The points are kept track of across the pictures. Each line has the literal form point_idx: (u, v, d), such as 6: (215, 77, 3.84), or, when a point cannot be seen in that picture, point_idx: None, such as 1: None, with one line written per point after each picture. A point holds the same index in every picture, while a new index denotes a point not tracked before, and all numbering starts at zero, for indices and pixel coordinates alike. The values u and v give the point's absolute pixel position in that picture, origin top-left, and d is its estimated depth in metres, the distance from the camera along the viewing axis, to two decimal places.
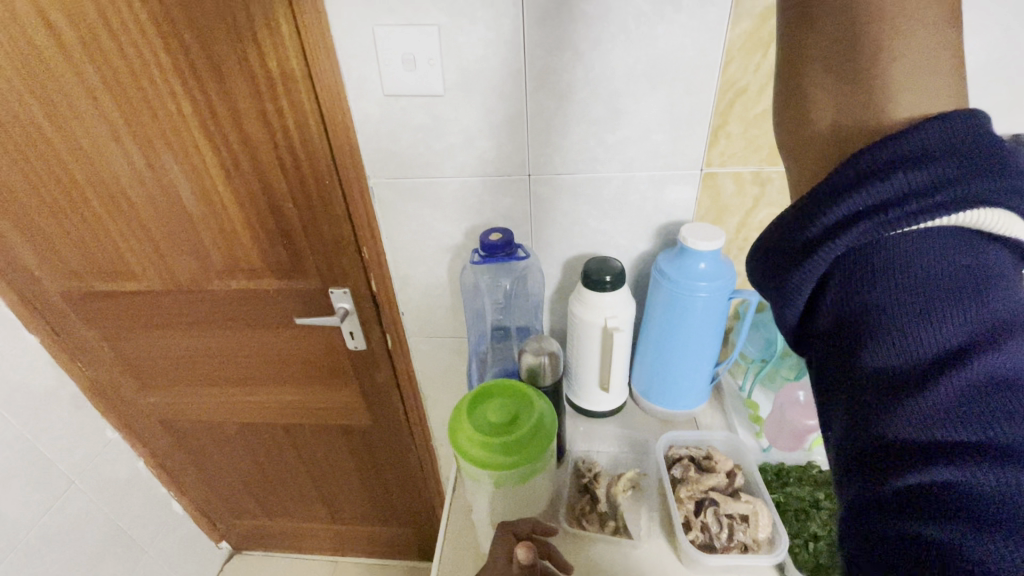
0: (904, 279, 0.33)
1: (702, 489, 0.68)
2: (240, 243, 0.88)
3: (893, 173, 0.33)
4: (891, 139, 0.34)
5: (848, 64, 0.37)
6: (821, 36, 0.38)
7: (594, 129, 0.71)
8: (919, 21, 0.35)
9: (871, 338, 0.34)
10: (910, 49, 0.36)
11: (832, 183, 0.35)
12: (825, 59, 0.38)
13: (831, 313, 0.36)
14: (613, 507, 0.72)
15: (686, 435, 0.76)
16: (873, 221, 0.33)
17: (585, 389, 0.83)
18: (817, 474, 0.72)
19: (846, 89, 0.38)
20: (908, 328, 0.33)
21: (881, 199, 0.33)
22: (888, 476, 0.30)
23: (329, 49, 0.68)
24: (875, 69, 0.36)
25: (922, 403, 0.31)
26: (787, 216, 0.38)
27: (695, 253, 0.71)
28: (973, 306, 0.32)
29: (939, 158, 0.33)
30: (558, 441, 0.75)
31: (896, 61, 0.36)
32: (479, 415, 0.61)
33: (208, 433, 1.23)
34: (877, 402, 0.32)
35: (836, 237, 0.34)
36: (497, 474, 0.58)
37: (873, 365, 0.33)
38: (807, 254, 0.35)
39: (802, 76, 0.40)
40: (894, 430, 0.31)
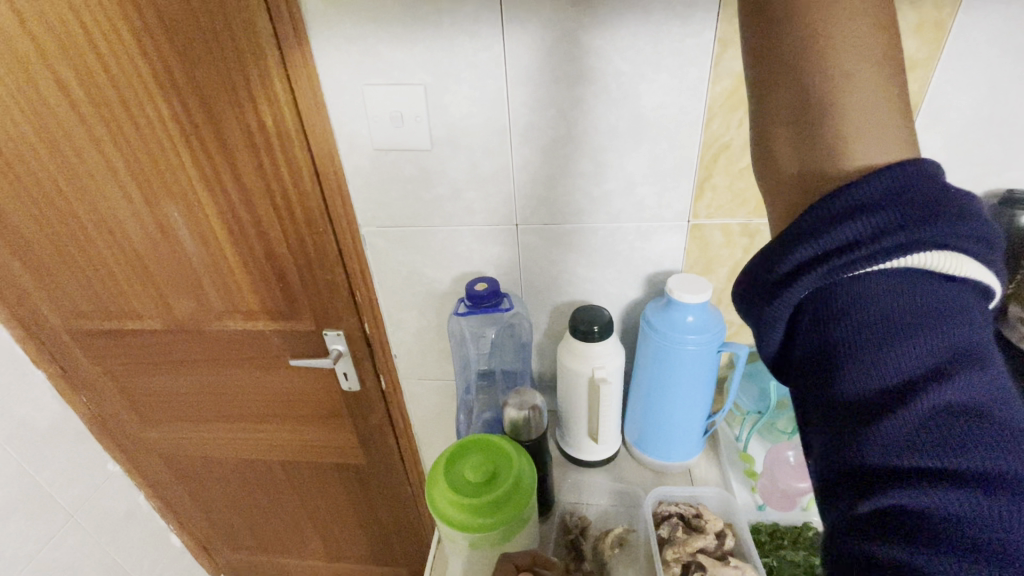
0: (881, 299, 0.31)
1: (690, 552, 0.65)
2: (237, 287, 0.89)
3: (855, 216, 0.31)
4: (854, 179, 0.32)
5: (808, 125, 0.34)
6: (780, 96, 0.35)
7: (579, 182, 0.71)
8: (875, 84, 0.33)
9: (848, 359, 0.31)
10: (875, 113, 0.33)
11: (798, 223, 0.33)
12: (788, 120, 0.35)
13: (803, 340, 0.33)
14: (599, 566, 0.70)
15: (677, 491, 0.74)
16: (835, 265, 0.32)
17: (575, 439, 0.82)
18: (813, 536, 0.69)
19: (808, 154, 0.34)
20: (886, 349, 0.30)
21: (842, 241, 0.31)
22: (866, 504, 0.28)
23: (321, 107, 0.70)
24: (835, 134, 0.33)
25: (900, 429, 0.28)
26: (757, 254, 0.36)
27: (681, 305, 0.71)
28: (948, 329, 0.30)
29: (903, 199, 0.31)
30: (544, 494, 0.74)
31: (859, 125, 0.33)
32: (458, 473, 0.60)
33: (207, 469, 1.23)
34: (849, 430, 0.30)
35: (805, 276, 0.32)
36: (473, 535, 0.57)
37: (846, 392, 0.31)
38: (772, 295, 0.34)
39: (768, 138, 0.36)
40: (866, 460, 0.29)
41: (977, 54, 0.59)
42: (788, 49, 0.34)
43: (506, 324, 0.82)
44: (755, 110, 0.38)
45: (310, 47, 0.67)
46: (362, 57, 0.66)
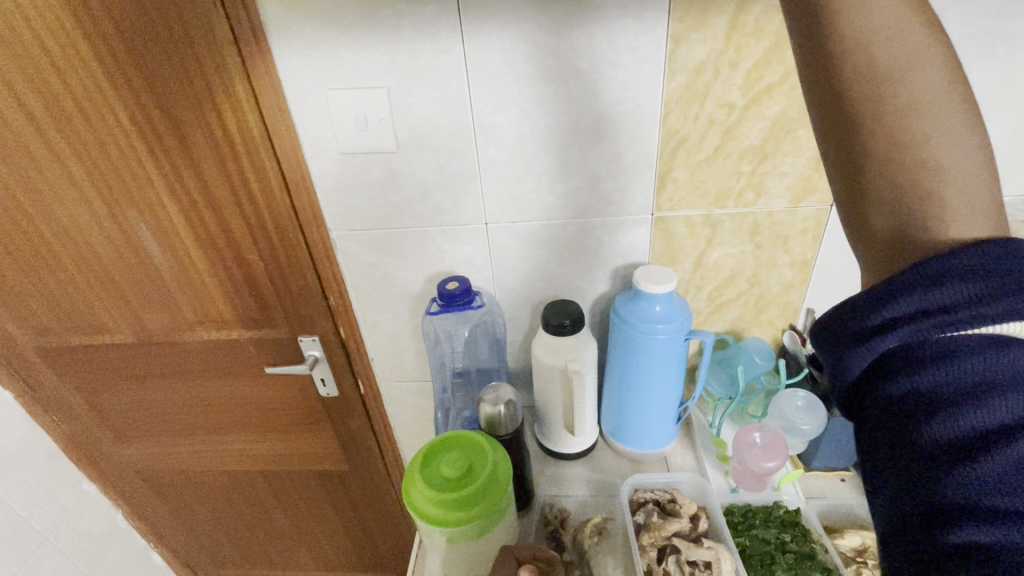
0: (968, 351, 0.30)
1: (666, 535, 0.67)
2: (209, 296, 0.89)
3: (951, 279, 0.31)
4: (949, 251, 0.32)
5: (906, 200, 0.34)
6: (876, 173, 0.34)
7: (545, 179, 0.73)
8: (962, 163, 0.33)
9: (931, 405, 0.31)
10: (966, 196, 0.33)
11: (887, 283, 0.33)
12: (883, 196, 0.34)
13: (884, 384, 0.33)
14: (579, 555, 0.71)
15: (652, 477, 0.76)
16: (929, 324, 0.31)
17: (552, 432, 0.83)
18: (784, 514, 0.71)
19: (909, 226, 0.34)
20: (971, 398, 0.30)
21: (939, 303, 0.31)
22: (942, 541, 0.29)
23: (285, 112, 0.71)
24: (933, 211, 0.33)
25: (982, 475, 0.28)
26: (841, 308, 0.36)
27: (649, 296, 0.73)
28: None
29: (998, 271, 0.31)
30: (524, 487, 0.75)
31: (947, 201, 0.33)
32: (435, 470, 0.61)
33: (187, 483, 1.21)
34: (931, 470, 0.30)
35: (894, 333, 0.32)
36: (450, 529, 0.57)
37: (931, 436, 0.31)
38: (856, 344, 0.34)
39: (861, 211, 0.35)
40: (947, 500, 0.29)
41: None
42: (866, 105, 0.34)
43: (479, 322, 0.84)
44: (832, 169, 0.37)
45: (271, 53, 0.67)
46: (324, 61, 0.67)
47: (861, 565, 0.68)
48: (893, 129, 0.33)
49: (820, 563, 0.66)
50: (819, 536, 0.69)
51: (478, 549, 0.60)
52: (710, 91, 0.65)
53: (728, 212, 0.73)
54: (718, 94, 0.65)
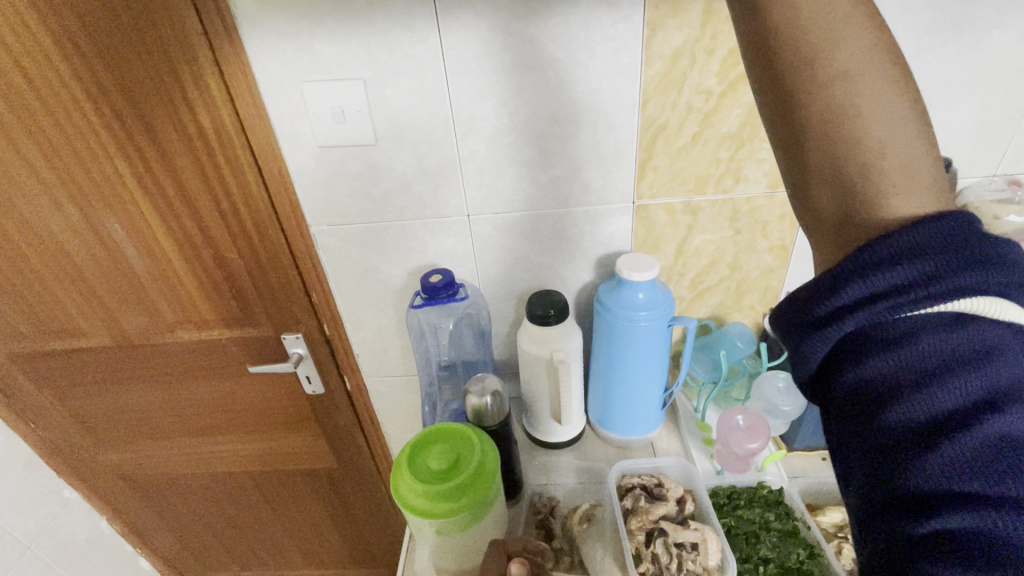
0: (919, 338, 0.31)
1: (653, 519, 0.68)
2: (187, 296, 0.87)
3: (900, 263, 0.32)
4: (895, 230, 0.33)
5: (848, 177, 0.34)
6: (820, 150, 0.34)
7: (526, 170, 0.72)
8: (905, 138, 0.34)
9: (890, 393, 0.32)
10: (907, 171, 0.34)
11: (839, 267, 0.34)
12: (828, 173, 0.35)
13: (844, 373, 0.33)
14: (569, 542, 0.72)
15: (639, 463, 0.77)
16: (883, 307, 0.32)
17: (540, 422, 0.83)
18: (768, 493, 0.73)
19: (854, 203, 0.34)
20: (927, 384, 0.31)
21: (888, 285, 0.32)
22: (911, 527, 0.29)
23: (260, 106, 0.69)
24: (875, 187, 0.34)
25: (941, 459, 0.29)
26: (797, 294, 0.36)
27: (631, 284, 0.73)
28: (988, 364, 0.31)
29: (941, 249, 0.31)
30: (512, 477, 0.75)
31: (890, 176, 0.34)
32: (422, 464, 0.61)
33: (173, 486, 1.20)
34: (894, 457, 0.31)
35: (847, 318, 0.33)
36: (440, 522, 0.57)
37: (891, 422, 0.31)
38: (813, 332, 0.34)
39: (808, 189, 0.36)
40: (911, 487, 0.30)
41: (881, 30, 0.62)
42: (807, 95, 0.34)
43: (463, 314, 0.84)
44: (782, 157, 0.37)
45: (243, 46, 0.66)
46: (298, 54, 0.66)
47: (841, 539, 0.70)
48: (836, 116, 0.34)
49: (802, 539, 0.68)
50: (802, 514, 0.70)
51: (468, 539, 0.61)
52: (687, 78, 0.65)
53: (708, 199, 0.74)
54: (695, 82, 0.65)
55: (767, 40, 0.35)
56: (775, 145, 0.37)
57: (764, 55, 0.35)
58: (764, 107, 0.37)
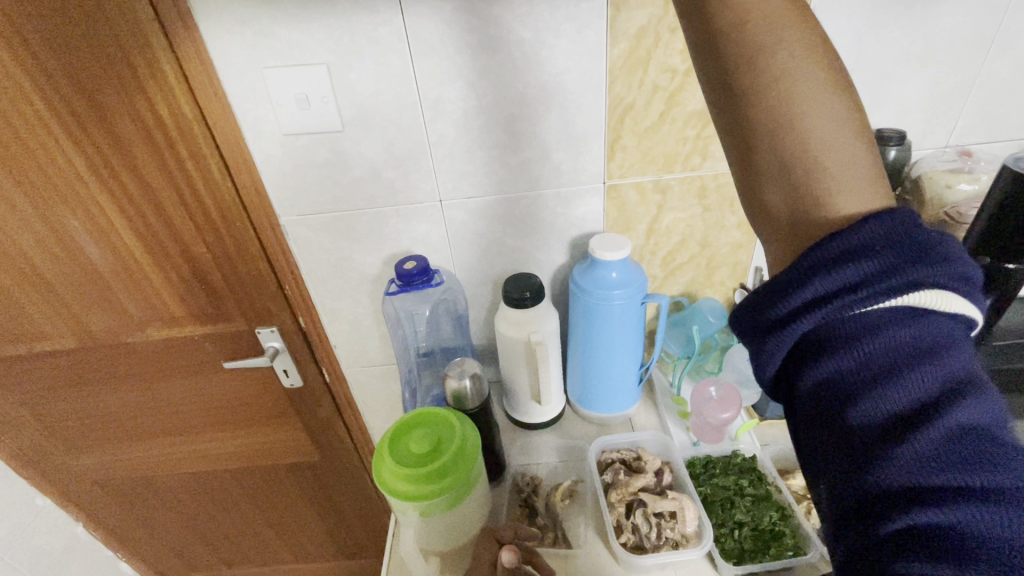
0: (873, 333, 0.31)
1: (632, 491, 0.69)
2: (156, 293, 0.85)
3: (850, 260, 0.32)
4: (843, 231, 0.33)
5: (792, 176, 0.35)
6: (766, 149, 0.35)
7: (496, 153, 0.72)
8: (848, 138, 0.34)
9: (849, 390, 0.31)
10: (851, 170, 0.34)
11: (792, 270, 0.34)
12: (774, 173, 0.35)
13: (803, 374, 0.33)
14: (552, 518, 0.74)
15: (618, 438, 0.79)
16: (837, 304, 0.32)
17: (521, 404, 0.84)
18: (742, 461, 0.75)
19: (798, 202, 0.35)
20: (884, 379, 0.30)
21: (839, 284, 0.32)
22: (880, 529, 0.28)
23: (220, 93, 0.67)
24: (818, 186, 0.34)
25: (906, 454, 0.28)
26: (755, 298, 0.36)
27: (605, 264, 0.74)
28: (943, 358, 0.30)
29: (888, 247, 0.32)
30: (495, 459, 0.77)
31: (833, 175, 0.34)
32: (404, 448, 0.61)
33: (151, 488, 1.18)
34: (858, 456, 0.30)
35: (803, 316, 0.33)
36: (422, 503, 0.58)
37: (853, 419, 0.30)
38: (771, 334, 0.34)
39: (757, 188, 0.37)
40: (877, 485, 0.28)
41: (836, 5, 0.64)
42: (750, 93, 0.35)
43: (439, 300, 0.84)
44: (732, 155, 0.38)
45: (199, 31, 0.64)
46: (257, 38, 0.64)
47: (810, 500, 0.71)
48: (776, 113, 0.34)
49: (775, 502, 0.70)
50: (774, 478, 0.73)
51: (453, 520, 0.61)
52: (652, 56, 0.66)
53: (676, 177, 0.75)
54: (660, 60, 0.66)
55: (712, 37, 0.37)
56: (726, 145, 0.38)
57: (707, 49, 0.37)
58: (713, 106, 0.38)
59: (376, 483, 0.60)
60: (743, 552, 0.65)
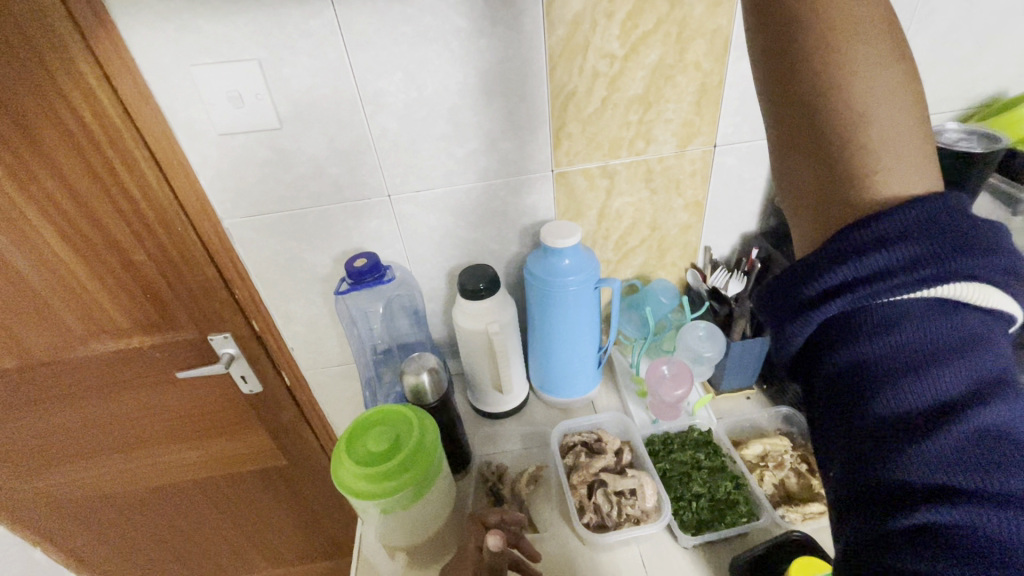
0: (903, 329, 0.32)
1: (593, 472, 0.71)
2: (96, 305, 0.81)
3: (887, 244, 0.32)
4: (884, 212, 0.33)
5: (824, 151, 0.35)
6: (801, 122, 0.36)
7: (441, 144, 0.72)
8: (891, 118, 0.34)
9: (878, 382, 0.32)
10: (891, 147, 0.34)
11: (825, 250, 0.34)
12: (806, 147, 0.36)
13: (831, 359, 0.34)
14: (519, 504, 0.75)
15: (579, 422, 0.80)
16: (870, 290, 0.32)
17: (484, 394, 0.85)
18: (698, 435, 0.77)
19: (831, 178, 0.35)
20: (911, 375, 0.31)
21: (873, 269, 0.32)
22: (893, 522, 0.29)
23: (146, 94, 0.64)
24: (853, 162, 0.34)
25: (928, 453, 0.29)
26: (783, 274, 0.36)
27: (557, 251, 0.75)
28: (970, 359, 0.31)
29: (924, 233, 0.31)
30: (459, 450, 0.77)
31: (871, 150, 0.34)
32: (361, 448, 0.61)
33: (111, 507, 1.14)
34: (881, 448, 0.31)
35: (833, 301, 0.33)
36: (384, 501, 0.58)
37: (881, 411, 0.32)
38: (798, 315, 0.34)
39: (787, 161, 0.37)
40: (898, 478, 0.30)
41: None
42: (795, 56, 0.35)
43: (392, 296, 0.83)
44: (769, 123, 0.38)
45: (116, 27, 0.60)
46: (181, 34, 0.61)
47: (762, 469, 0.73)
48: (819, 81, 0.35)
49: (730, 472, 0.72)
50: (729, 450, 0.75)
51: (416, 514, 0.62)
52: (590, 42, 0.66)
53: (623, 161, 0.76)
54: (598, 46, 0.66)
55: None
56: (767, 111, 0.38)
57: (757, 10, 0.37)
58: (759, 72, 0.38)
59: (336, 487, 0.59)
60: (700, 521, 0.68)
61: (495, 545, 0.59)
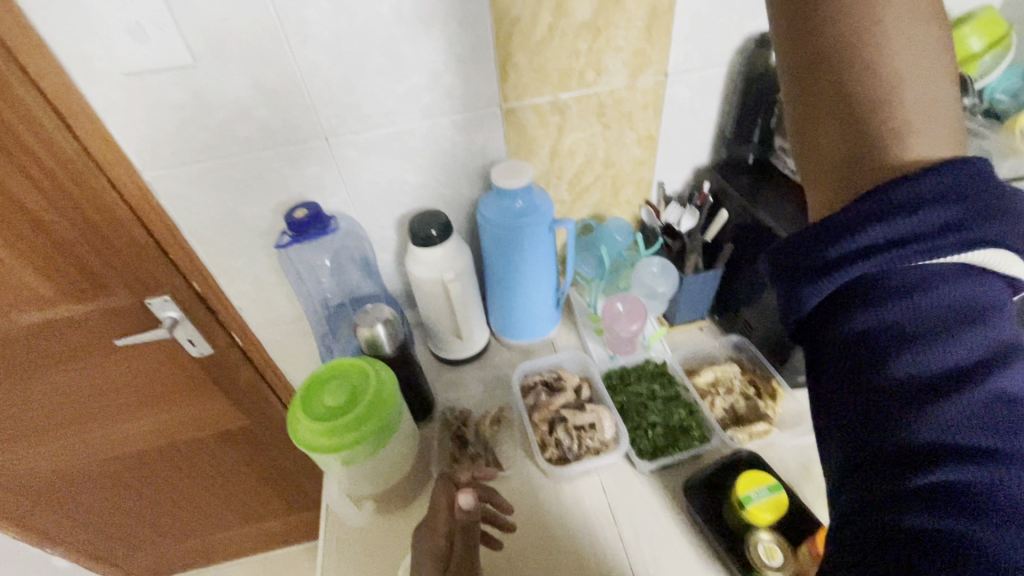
0: (921, 295, 0.34)
1: (554, 409, 0.73)
2: (9, 274, 0.74)
3: (913, 210, 0.34)
4: (909, 178, 0.35)
5: (856, 120, 0.37)
6: (838, 91, 0.38)
7: (379, 81, 0.67)
8: (927, 87, 0.37)
9: (895, 343, 0.34)
10: (923, 114, 0.37)
11: (849, 212, 0.35)
12: (838, 115, 0.38)
13: (851, 321, 0.35)
14: (484, 445, 0.77)
15: (539, 362, 0.81)
16: (895, 251, 0.34)
17: (444, 342, 0.85)
18: (653, 368, 0.80)
19: (864, 145, 0.37)
20: (928, 339, 0.33)
21: (898, 232, 0.34)
22: (907, 476, 0.31)
23: (26, 26, 0.56)
24: (886, 127, 0.37)
25: (946, 411, 0.31)
26: (800, 237, 0.38)
27: (509, 193, 0.73)
28: (983, 327, 0.33)
29: (949, 201, 0.33)
30: (421, 399, 0.77)
31: (903, 113, 0.36)
32: (318, 403, 0.60)
33: (64, 482, 1.10)
34: (896, 406, 0.32)
35: (857, 262, 0.35)
36: (346, 454, 0.58)
37: (897, 369, 0.33)
38: (822, 275, 0.36)
39: (818, 131, 0.39)
40: (913, 435, 0.31)
41: None
42: (829, 26, 0.38)
43: (338, 246, 0.80)
44: (798, 97, 0.41)
45: None
46: None
47: (713, 395, 0.76)
48: (855, 51, 0.37)
49: (683, 400, 0.75)
50: (682, 380, 0.78)
51: (379, 463, 0.62)
52: None
53: (574, 95, 0.73)
54: None
55: None
56: (792, 84, 0.41)
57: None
58: (789, 53, 0.41)
59: (295, 444, 0.58)
60: (656, 448, 0.71)
61: (467, 503, 0.60)
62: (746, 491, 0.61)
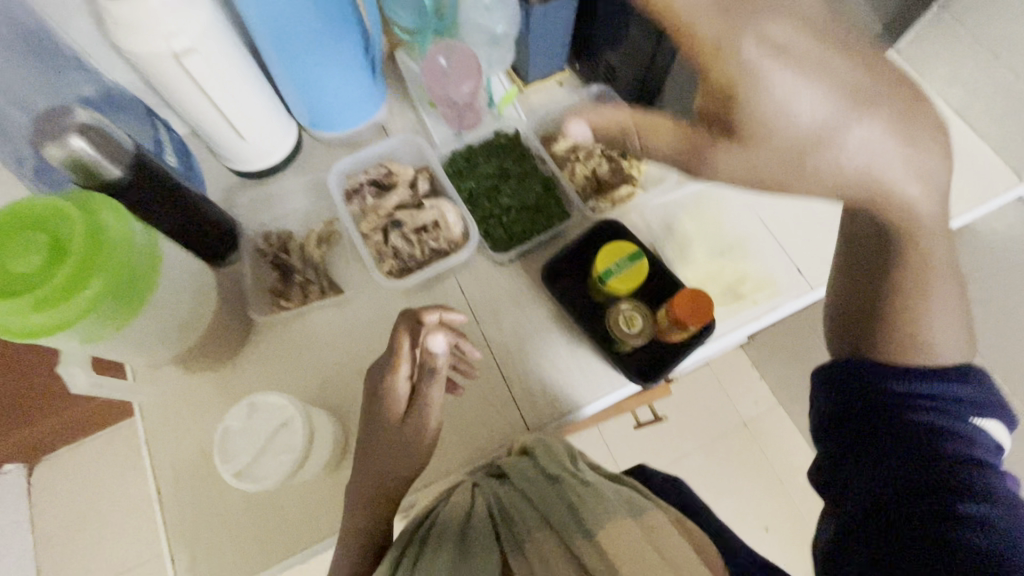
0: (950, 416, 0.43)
1: (385, 214, 0.59)
2: None
3: (939, 383, 0.45)
4: (938, 371, 0.45)
5: (895, 305, 0.47)
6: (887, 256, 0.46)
7: None
8: (942, 299, 0.47)
9: (925, 428, 0.43)
10: (940, 292, 0.46)
11: (893, 367, 0.46)
12: (886, 285, 0.47)
13: (902, 409, 0.44)
14: (314, 269, 0.63)
15: (360, 157, 0.63)
16: (932, 405, 0.44)
17: (228, 147, 0.62)
18: (504, 142, 0.65)
19: (892, 323, 0.47)
20: (953, 444, 0.42)
21: (925, 393, 0.44)
22: (925, 520, 0.40)
23: None
24: (908, 327, 0.46)
25: (955, 494, 0.40)
26: (862, 360, 0.47)
27: None
28: (982, 449, 0.43)
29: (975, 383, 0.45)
30: (214, 231, 0.58)
31: (926, 294, 0.46)
32: (11, 274, 0.40)
33: None
34: (917, 474, 0.42)
35: (913, 389, 0.45)
36: (101, 310, 0.41)
37: (937, 450, 0.42)
38: (873, 389, 0.46)
39: (870, 305, 0.48)
40: (930, 495, 0.40)
41: None
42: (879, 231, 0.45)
43: None
44: (854, 276, 0.50)
45: None
46: None
47: (573, 162, 0.65)
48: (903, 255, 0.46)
49: (540, 176, 0.64)
50: (537, 151, 0.65)
51: (150, 324, 0.47)
52: None
53: None
54: None
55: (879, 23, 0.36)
56: (849, 243, 0.50)
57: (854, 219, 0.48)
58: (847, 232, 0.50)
59: (22, 338, 0.40)
60: (512, 235, 0.61)
61: (438, 347, 0.49)
62: (608, 264, 0.56)
